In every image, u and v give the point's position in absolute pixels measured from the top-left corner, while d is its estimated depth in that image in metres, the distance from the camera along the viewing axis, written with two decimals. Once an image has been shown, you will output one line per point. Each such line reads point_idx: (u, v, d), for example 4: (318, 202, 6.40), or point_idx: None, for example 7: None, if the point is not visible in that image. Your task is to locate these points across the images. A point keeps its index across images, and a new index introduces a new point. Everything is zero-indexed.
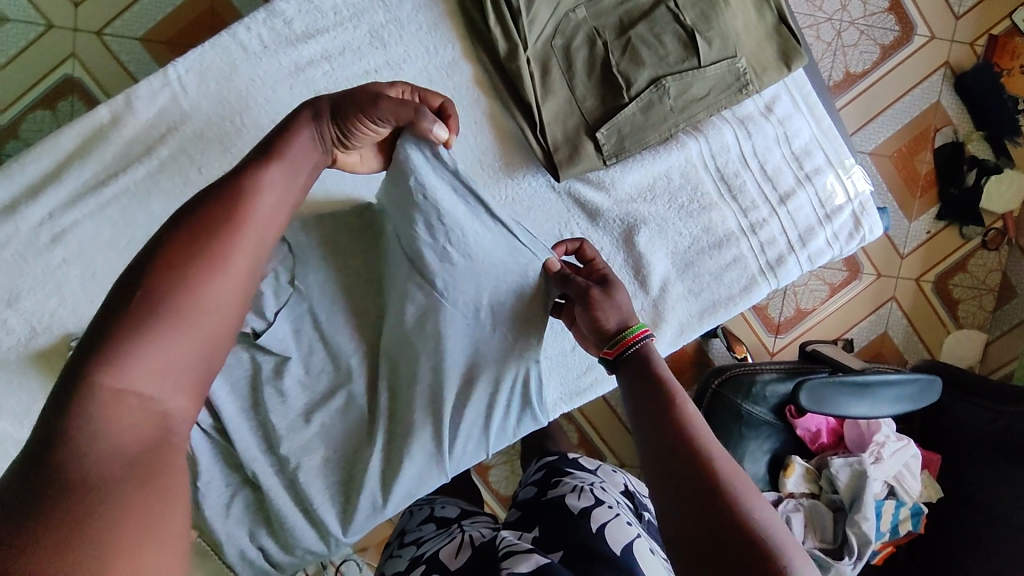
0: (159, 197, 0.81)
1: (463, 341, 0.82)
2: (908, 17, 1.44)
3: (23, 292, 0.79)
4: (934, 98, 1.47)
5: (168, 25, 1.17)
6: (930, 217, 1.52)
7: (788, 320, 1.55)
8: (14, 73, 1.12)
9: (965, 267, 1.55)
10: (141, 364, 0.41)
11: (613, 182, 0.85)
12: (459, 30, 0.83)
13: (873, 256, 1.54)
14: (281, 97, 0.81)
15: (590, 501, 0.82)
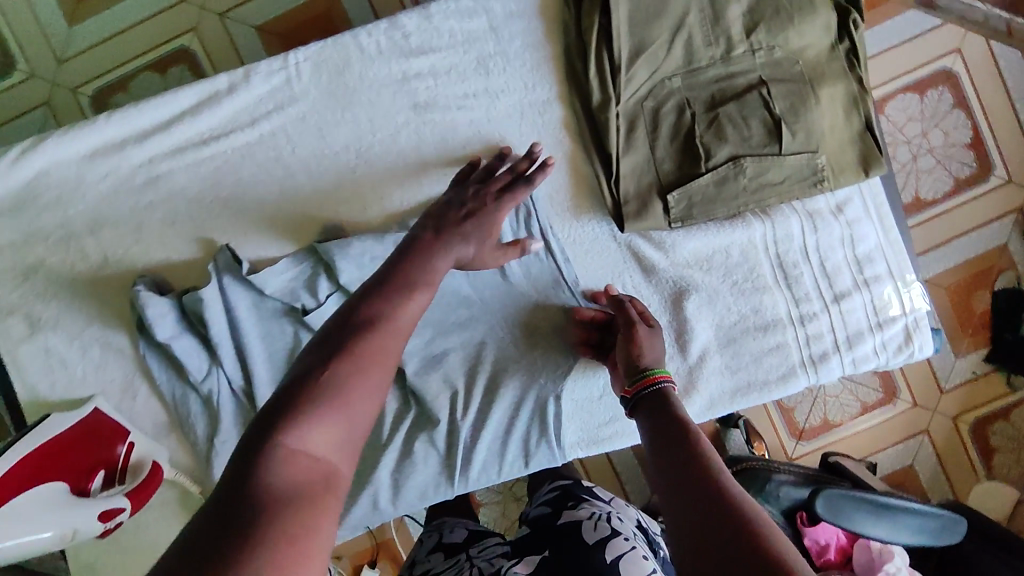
0: (251, 165, 0.87)
1: (468, 361, 0.89)
2: (989, 157, 1.44)
3: (108, 224, 0.88)
4: (1001, 241, 1.46)
5: (286, 19, 1.25)
6: (978, 358, 1.49)
7: (813, 428, 1.51)
8: (138, 34, 1.22)
9: (1008, 417, 1.49)
10: (316, 427, 0.46)
11: (673, 245, 0.86)
12: (559, 73, 0.87)
13: (912, 384, 1.50)
14: (383, 100, 0.87)
15: (605, 532, 0.79)
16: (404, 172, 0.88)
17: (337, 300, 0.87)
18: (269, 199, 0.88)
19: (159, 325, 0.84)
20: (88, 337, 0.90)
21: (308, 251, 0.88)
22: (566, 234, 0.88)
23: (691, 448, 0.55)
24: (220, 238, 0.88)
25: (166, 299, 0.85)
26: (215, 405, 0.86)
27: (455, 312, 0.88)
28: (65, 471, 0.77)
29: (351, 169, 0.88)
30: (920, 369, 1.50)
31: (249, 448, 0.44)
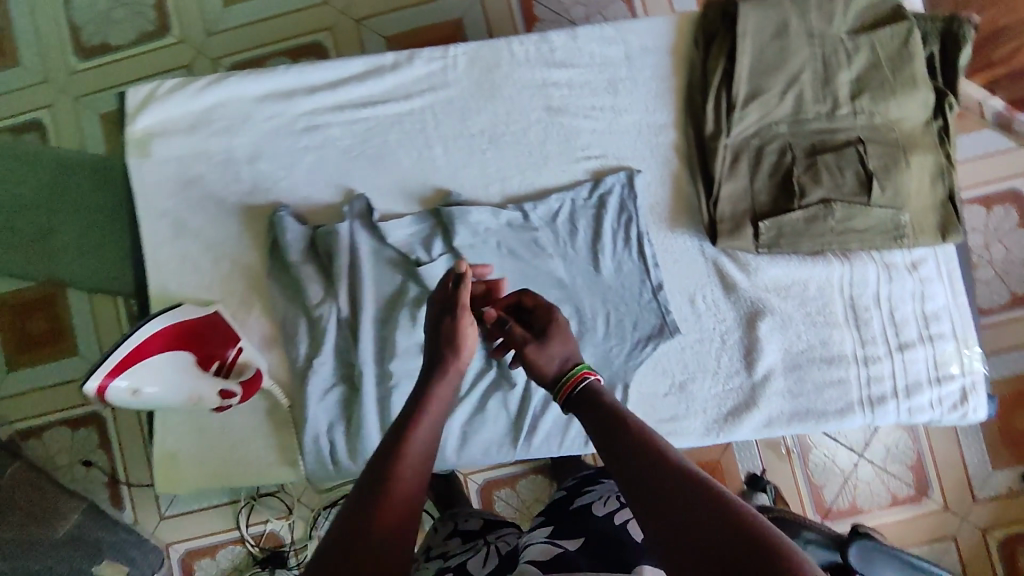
0: (397, 132, 1.01)
1: None
2: None
3: (264, 157, 1.02)
4: None
5: (411, 36, 1.38)
6: (1015, 474, 1.50)
7: (839, 510, 1.49)
8: (283, 25, 1.38)
9: None
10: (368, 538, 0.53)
11: (756, 269, 0.95)
12: (679, 103, 0.98)
13: (944, 486, 1.51)
14: (522, 99, 1.00)
15: (617, 506, 0.84)
16: (527, 161, 0.99)
17: (446, 259, 0.98)
18: (406, 163, 1.01)
19: (291, 248, 0.97)
20: (222, 250, 1.01)
21: (431, 212, 0.99)
22: (661, 242, 0.97)
23: (638, 438, 0.55)
24: (357, 187, 1.01)
25: (303, 228, 0.99)
26: (322, 327, 0.98)
27: (546, 292, 0.98)
28: (194, 348, 0.93)
29: (482, 151, 1.00)
30: (954, 473, 1.50)
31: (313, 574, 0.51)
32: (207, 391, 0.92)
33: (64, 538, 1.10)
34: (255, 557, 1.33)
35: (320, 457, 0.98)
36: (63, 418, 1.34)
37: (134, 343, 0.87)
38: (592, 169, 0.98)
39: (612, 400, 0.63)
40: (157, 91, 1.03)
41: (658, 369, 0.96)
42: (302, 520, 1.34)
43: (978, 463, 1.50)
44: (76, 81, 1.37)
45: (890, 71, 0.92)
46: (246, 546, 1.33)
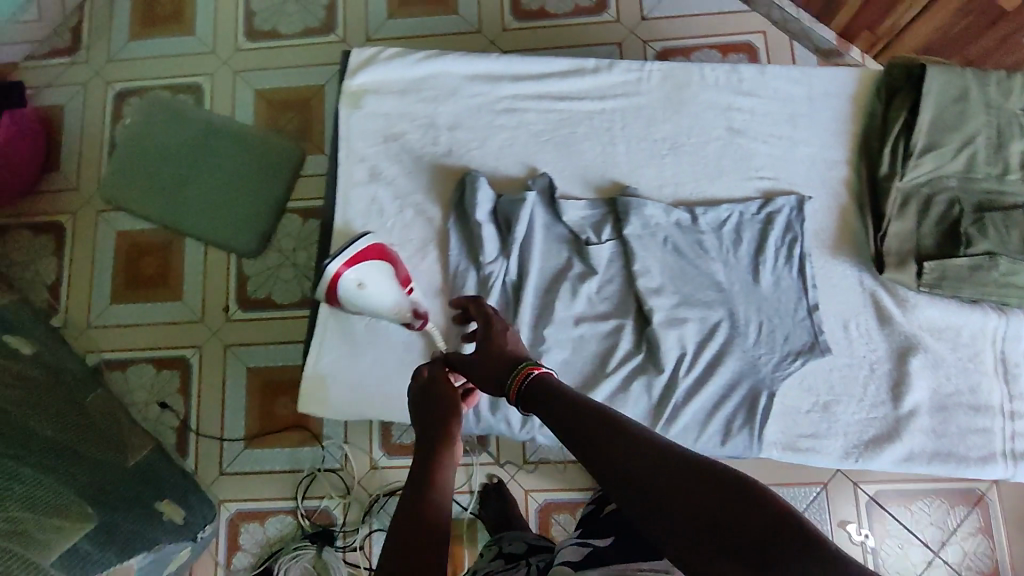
0: (587, 126, 1.11)
1: (700, 334, 1.02)
2: None
3: (462, 127, 1.13)
4: None
5: None
6: None
7: None
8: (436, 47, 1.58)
9: None
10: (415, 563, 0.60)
11: (914, 306, 1.00)
12: (853, 145, 1.06)
13: None
14: (705, 116, 1.09)
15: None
16: (703, 172, 1.08)
17: (614, 245, 1.06)
18: (590, 154, 1.10)
19: (479, 208, 1.06)
20: (409, 200, 1.11)
21: (607, 201, 1.08)
22: (823, 266, 1.03)
23: (596, 422, 0.63)
24: (541, 167, 1.11)
25: (490, 193, 1.07)
26: (490, 283, 1.04)
27: (702, 292, 1.03)
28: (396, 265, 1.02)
29: (661, 156, 1.09)
30: None
31: None
32: (403, 309, 1.01)
33: (134, 471, 1.10)
34: (304, 533, 1.34)
35: None
36: (151, 357, 1.43)
37: (353, 254, 0.97)
38: (764, 189, 1.06)
39: (559, 387, 0.71)
40: (380, 55, 1.15)
41: (804, 385, 1.00)
42: (358, 503, 1.36)
43: None
44: (240, 58, 1.58)
45: None
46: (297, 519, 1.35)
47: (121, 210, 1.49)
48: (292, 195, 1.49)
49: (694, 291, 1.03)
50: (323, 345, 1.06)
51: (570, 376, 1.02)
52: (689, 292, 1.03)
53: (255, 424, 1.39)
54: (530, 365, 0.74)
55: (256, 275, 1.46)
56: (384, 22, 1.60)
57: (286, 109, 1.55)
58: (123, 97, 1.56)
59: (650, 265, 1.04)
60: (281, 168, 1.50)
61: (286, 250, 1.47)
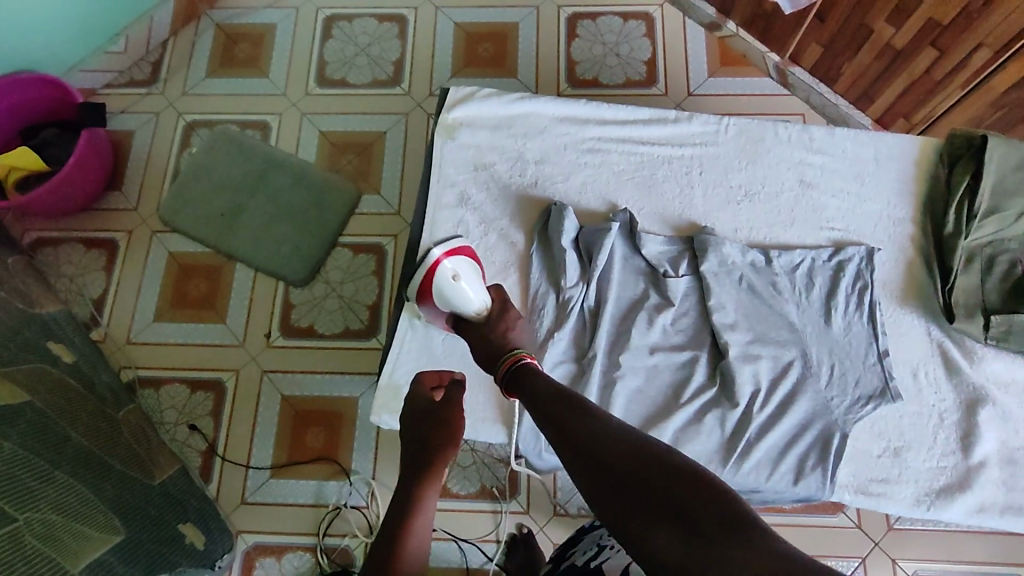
0: (666, 171, 1.19)
1: (773, 371, 1.04)
2: None
3: (549, 162, 1.21)
4: None
5: None
6: None
7: None
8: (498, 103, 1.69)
9: None
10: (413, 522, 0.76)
11: (981, 359, 1.03)
12: (917, 205, 1.14)
13: None
14: (778, 170, 1.17)
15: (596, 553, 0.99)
16: (776, 219, 1.15)
17: (691, 280, 1.10)
18: (670, 196, 1.18)
19: (565, 235, 1.11)
20: (494, 225, 1.16)
21: (685, 239, 1.14)
22: (892, 314, 1.07)
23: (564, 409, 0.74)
24: (621, 204, 1.18)
25: (575, 223, 1.14)
26: (570, 307, 1.08)
27: (773, 331, 1.06)
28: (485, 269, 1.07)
29: (736, 202, 1.16)
30: None
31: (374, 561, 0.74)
32: (488, 311, 1.01)
33: (160, 488, 1.11)
34: (322, 570, 1.34)
35: None
36: (185, 377, 1.47)
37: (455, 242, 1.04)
38: (834, 239, 1.13)
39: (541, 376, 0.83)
40: (477, 93, 1.25)
41: (875, 428, 1.01)
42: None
43: None
44: (308, 102, 1.69)
45: None
46: (316, 557, 1.35)
47: (177, 233, 1.57)
48: (344, 232, 1.57)
49: (768, 329, 1.06)
50: (400, 357, 1.08)
51: (642, 404, 1.04)
52: (762, 330, 1.06)
53: (285, 453, 1.42)
54: (519, 352, 0.89)
55: (304, 304, 1.51)
56: (447, 79, 1.73)
57: (346, 150, 1.64)
58: (193, 128, 1.66)
59: (725, 300, 1.08)
60: (337, 207, 1.58)
61: (333, 282, 1.53)
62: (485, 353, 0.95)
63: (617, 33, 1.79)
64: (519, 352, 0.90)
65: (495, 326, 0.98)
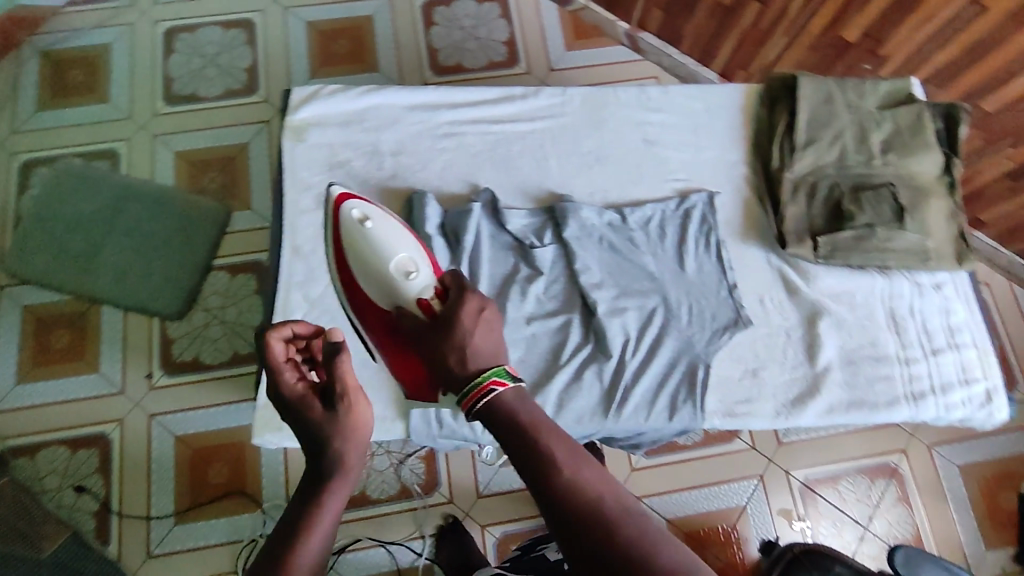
0: (520, 145, 1.22)
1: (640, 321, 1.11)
2: (1012, 376, 1.98)
3: (405, 151, 1.20)
4: None
5: None
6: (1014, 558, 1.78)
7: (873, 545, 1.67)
8: None
9: None
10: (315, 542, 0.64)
11: (815, 277, 1.14)
12: (748, 147, 1.23)
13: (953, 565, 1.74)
14: (623, 131, 1.23)
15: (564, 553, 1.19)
16: (626, 178, 1.21)
17: (555, 247, 1.15)
18: (527, 169, 1.21)
19: (427, 222, 1.12)
20: None
21: (545, 209, 1.18)
22: (737, 249, 1.17)
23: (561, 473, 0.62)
24: (482, 183, 1.19)
25: (436, 207, 1.14)
26: None
27: (635, 283, 1.13)
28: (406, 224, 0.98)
29: (589, 167, 1.22)
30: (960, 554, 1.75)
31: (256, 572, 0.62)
32: (404, 258, 0.90)
33: None
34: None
35: (425, 416, 1.02)
36: (65, 437, 1.38)
37: (381, 211, 0.99)
38: (679, 189, 1.21)
39: (517, 411, 0.68)
40: (321, 91, 1.22)
41: (734, 356, 1.11)
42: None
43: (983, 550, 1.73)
44: (158, 123, 1.61)
45: (909, 135, 1.19)
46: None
47: (28, 285, 1.45)
48: (217, 255, 1.50)
49: (629, 283, 1.13)
50: None
51: (525, 374, 1.08)
52: (626, 286, 1.13)
53: (187, 497, 1.37)
54: (492, 379, 0.69)
55: (184, 336, 1.45)
56: (307, 81, 1.72)
57: (206, 169, 1.58)
58: (29, 168, 1.55)
59: (589, 261, 1.14)
60: (203, 229, 1.51)
61: (213, 307, 1.47)
62: (437, 352, 0.76)
63: (473, 17, 1.84)
64: (491, 378, 0.69)
65: (451, 323, 0.77)
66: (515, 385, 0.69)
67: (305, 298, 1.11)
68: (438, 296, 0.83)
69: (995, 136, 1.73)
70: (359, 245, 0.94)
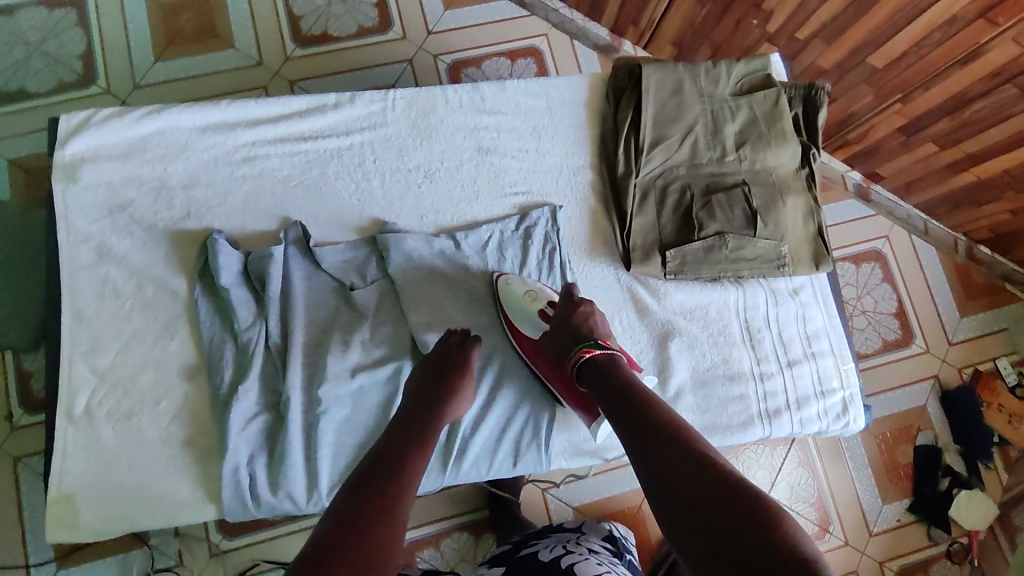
0: (335, 165, 1.06)
1: (477, 365, 1.02)
2: (911, 329, 1.95)
3: (199, 183, 1.03)
4: (921, 403, 1.91)
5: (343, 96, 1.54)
6: (901, 507, 1.83)
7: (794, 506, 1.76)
8: (215, 82, 1.48)
9: (928, 569, 1.80)
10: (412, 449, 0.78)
11: (665, 294, 1.06)
12: (594, 148, 1.11)
13: (845, 521, 1.80)
14: (455, 139, 1.08)
15: (561, 552, 1.12)
16: (460, 195, 1.07)
17: (379, 285, 1.03)
18: (345, 193, 1.06)
19: (224, 272, 0.97)
20: (146, 276, 1.00)
21: (368, 240, 1.04)
22: (583, 268, 1.06)
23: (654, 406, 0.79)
24: (294, 215, 1.04)
25: (235, 252, 0.99)
26: (251, 351, 0.97)
27: (472, 317, 1.04)
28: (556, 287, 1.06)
29: (417, 185, 1.07)
30: (852, 509, 1.80)
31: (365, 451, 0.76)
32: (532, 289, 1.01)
33: None
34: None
35: (238, 492, 0.95)
36: None
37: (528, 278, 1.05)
38: (520, 203, 1.08)
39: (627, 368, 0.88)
40: (92, 117, 1.01)
41: None
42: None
43: (873, 500, 1.82)
44: None
45: (765, 126, 1.08)
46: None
47: None
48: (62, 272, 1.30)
49: (464, 321, 1.03)
50: (68, 461, 0.94)
51: (351, 435, 0.99)
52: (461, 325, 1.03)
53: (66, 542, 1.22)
54: (583, 349, 0.92)
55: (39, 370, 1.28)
56: (152, 64, 1.47)
57: (42, 176, 1.36)
58: None
59: (417, 299, 1.02)
60: (34, 244, 1.29)
61: None
62: (557, 343, 0.95)
63: None
64: (583, 347, 0.92)
65: (569, 322, 0.96)
66: (608, 350, 0.91)
67: (92, 370, 0.97)
68: (553, 305, 1.01)
69: (885, 92, 1.60)
70: (518, 291, 1.02)
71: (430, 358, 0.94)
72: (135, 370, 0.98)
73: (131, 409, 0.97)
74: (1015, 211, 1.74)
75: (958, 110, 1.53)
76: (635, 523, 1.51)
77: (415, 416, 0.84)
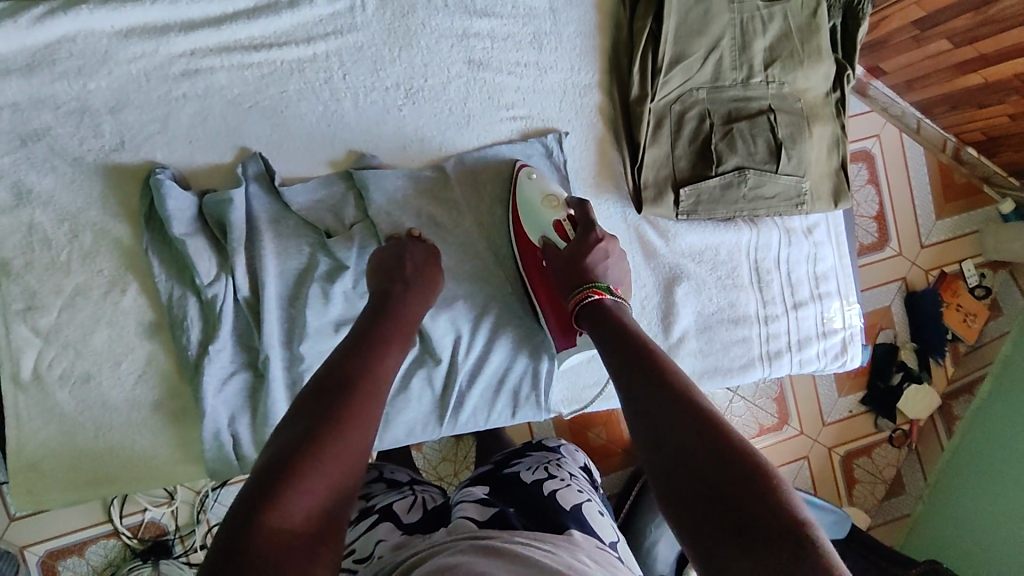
0: (297, 82, 0.88)
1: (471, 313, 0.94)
2: (888, 231, 1.68)
3: (129, 105, 0.84)
4: (886, 302, 1.68)
5: None
6: (855, 399, 1.66)
7: (763, 399, 1.60)
8: None
9: (870, 453, 1.67)
10: (387, 368, 0.66)
11: (675, 235, 0.99)
12: (603, 65, 0.97)
13: (802, 412, 1.63)
14: (441, 50, 0.92)
15: (543, 474, 0.81)
16: (448, 120, 0.94)
17: (359, 227, 0.90)
18: (312, 117, 0.90)
19: (176, 219, 0.82)
20: (80, 219, 0.83)
21: (342, 175, 0.91)
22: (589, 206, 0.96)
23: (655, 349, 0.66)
24: (253, 146, 0.88)
25: (187, 193, 0.84)
26: (217, 309, 0.84)
27: (465, 263, 0.93)
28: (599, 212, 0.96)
29: (398, 108, 0.92)
30: (810, 399, 1.64)
31: (335, 363, 0.65)
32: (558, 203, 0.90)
33: None
34: (133, 552, 1.16)
35: (222, 454, 0.89)
36: None
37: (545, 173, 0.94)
38: (519, 131, 0.96)
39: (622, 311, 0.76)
40: None
41: None
42: (188, 503, 1.19)
43: (830, 388, 1.65)
44: None
45: (799, 41, 0.94)
46: (122, 539, 1.16)
47: None
48: None
49: (455, 268, 0.93)
50: (24, 431, 0.84)
51: None
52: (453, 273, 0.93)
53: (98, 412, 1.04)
54: (593, 290, 0.80)
55: None
56: None
57: None
58: None
59: None
60: None
61: None
62: (567, 273, 0.84)
63: None
64: (591, 288, 0.80)
65: (584, 255, 0.84)
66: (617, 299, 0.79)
67: (34, 332, 0.83)
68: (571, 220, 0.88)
69: None
70: (536, 197, 0.90)
71: (374, 259, 0.83)
72: (86, 331, 0.85)
73: (88, 373, 0.85)
74: (1016, 116, 1.42)
75: (984, 5, 1.23)
76: (610, 422, 1.42)
77: (388, 321, 0.74)
